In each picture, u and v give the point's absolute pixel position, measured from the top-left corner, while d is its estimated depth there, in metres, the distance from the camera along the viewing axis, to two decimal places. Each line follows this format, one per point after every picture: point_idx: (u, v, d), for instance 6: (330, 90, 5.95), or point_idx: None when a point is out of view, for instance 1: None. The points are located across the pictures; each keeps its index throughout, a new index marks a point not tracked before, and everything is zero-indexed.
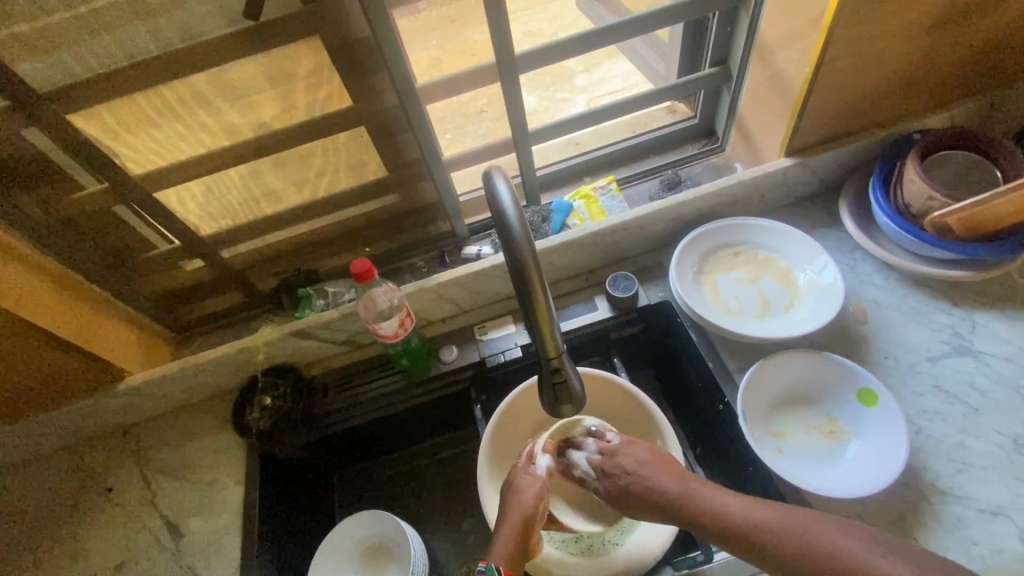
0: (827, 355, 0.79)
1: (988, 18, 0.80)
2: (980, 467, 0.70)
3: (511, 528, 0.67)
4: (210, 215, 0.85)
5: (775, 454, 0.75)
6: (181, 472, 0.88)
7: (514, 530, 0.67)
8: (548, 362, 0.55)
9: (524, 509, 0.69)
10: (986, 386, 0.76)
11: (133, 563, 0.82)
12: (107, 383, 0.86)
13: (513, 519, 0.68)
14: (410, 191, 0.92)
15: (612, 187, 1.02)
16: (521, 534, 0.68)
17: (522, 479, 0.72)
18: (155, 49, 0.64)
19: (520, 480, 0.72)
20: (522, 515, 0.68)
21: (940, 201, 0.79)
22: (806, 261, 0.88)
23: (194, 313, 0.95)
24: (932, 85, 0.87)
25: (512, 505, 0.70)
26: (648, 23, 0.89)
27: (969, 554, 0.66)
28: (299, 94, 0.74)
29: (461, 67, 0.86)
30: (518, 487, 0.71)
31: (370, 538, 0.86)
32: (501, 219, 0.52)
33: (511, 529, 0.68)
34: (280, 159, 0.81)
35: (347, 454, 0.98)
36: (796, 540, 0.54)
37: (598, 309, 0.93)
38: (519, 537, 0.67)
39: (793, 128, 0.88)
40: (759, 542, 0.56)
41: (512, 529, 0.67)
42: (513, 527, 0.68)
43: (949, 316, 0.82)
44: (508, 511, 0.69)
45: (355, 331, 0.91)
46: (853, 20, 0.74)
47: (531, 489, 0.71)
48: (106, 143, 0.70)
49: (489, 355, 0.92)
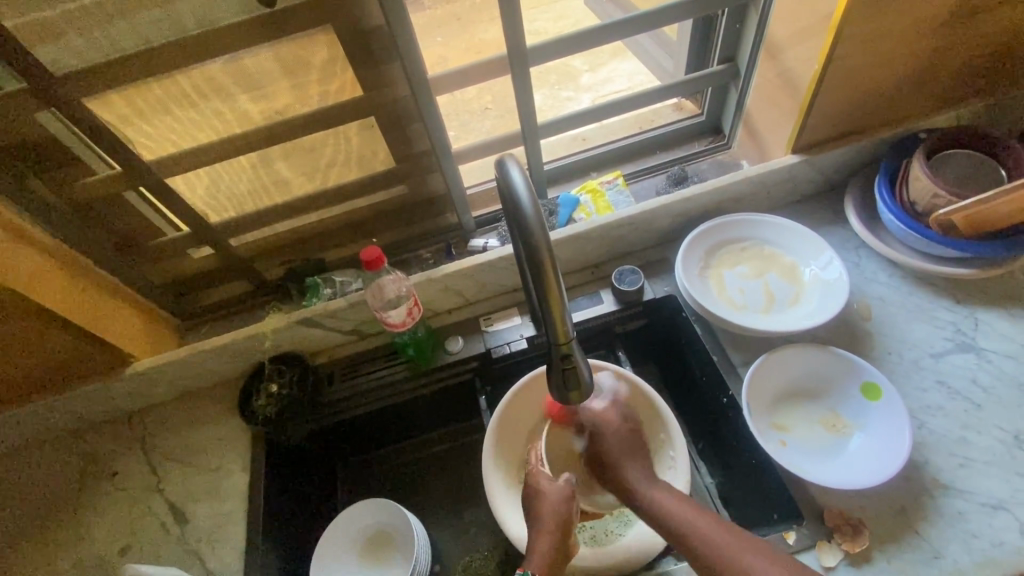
0: (831, 348, 0.80)
1: (994, 20, 0.80)
2: (982, 461, 0.71)
3: (546, 539, 0.65)
4: (220, 202, 0.85)
5: (779, 446, 0.76)
6: (187, 458, 0.89)
7: (551, 536, 0.66)
8: (557, 348, 0.55)
9: (558, 516, 0.67)
10: (989, 382, 0.77)
11: (138, 547, 0.83)
12: (113, 368, 0.86)
13: (548, 523, 0.66)
14: (418, 183, 0.92)
15: (619, 182, 1.03)
16: (558, 538, 0.66)
17: (543, 482, 0.70)
18: (171, 35, 0.65)
19: (544, 485, 0.70)
20: (557, 521, 0.67)
21: (945, 199, 0.80)
22: (811, 257, 0.89)
23: (202, 301, 0.96)
24: (938, 85, 0.88)
25: (543, 510, 0.68)
26: (658, 18, 0.89)
27: (970, 547, 0.66)
28: (312, 84, 0.75)
29: (468, 60, 0.86)
30: (544, 494, 0.69)
31: (374, 526, 0.87)
32: (516, 206, 0.52)
33: (546, 534, 0.66)
34: (291, 149, 0.82)
35: (351, 443, 0.99)
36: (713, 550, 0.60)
37: (604, 302, 0.93)
38: (559, 540, 0.66)
39: (800, 126, 0.89)
40: (684, 535, 0.62)
41: (548, 534, 0.66)
42: (550, 531, 0.66)
43: (952, 313, 0.83)
44: (540, 520, 0.67)
45: (361, 320, 0.92)
46: (862, 19, 0.75)
47: (554, 496, 0.69)
48: (119, 128, 0.71)
49: (495, 346, 0.92)
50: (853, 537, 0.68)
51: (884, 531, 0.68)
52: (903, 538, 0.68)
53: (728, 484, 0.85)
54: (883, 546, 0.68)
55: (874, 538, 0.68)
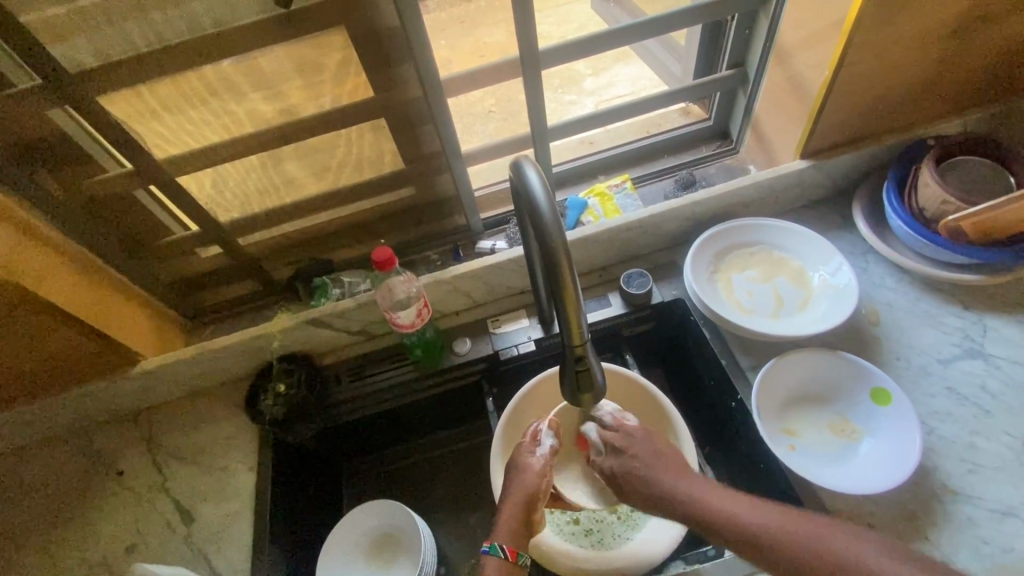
0: (840, 354, 0.80)
1: (1003, 28, 0.81)
2: (991, 467, 0.71)
3: (514, 507, 0.66)
4: (230, 202, 0.85)
5: (789, 450, 0.76)
6: (193, 458, 0.89)
7: (517, 507, 0.67)
8: (572, 351, 0.55)
9: (529, 488, 0.68)
10: (997, 389, 0.77)
11: (144, 547, 0.82)
12: (120, 366, 0.86)
13: (514, 497, 0.67)
14: (426, 184, 0.93)
15: (627, 186, 1.03)
16: (522, 512, 0.67)
17: (524, 457, 0.70)
18: (186, 33, 0.64)
19: (526, 458, 0.70)
20: (524, 493, 0.67)
21: (953, 205, 0.80)
22: (819, 262, 0.89)
23: (209, 300, 0.96)
24: (946, 92, 0.89)
25: (514, 484, 0.68)
26: (667, 23, 0.90)
27: (980, 552, 0.66)
28: (326, 85, 0.75)
29: (479, 62, 0.87)
30: (521, 466, 0.69)
31: (380, 527, 0.86)
32: (533, 207, 0.52)
33: (513, 506, 0.67)
34: (301, 148, 0.82)
35: (358, 444, 0.98)
36: (824, 558, 0.54)
37: (612, 305, 0.93)
38: (524, 513, 0.66)
39: (809, 131, 0.89)
40: (773, 551, 0.56)
41: (513, 506, 0.66)
42: (515, 503, 0.67)
43: (961, 319, 0.83)
44: (510, 489, 0.68)
45: (368, 321, 0.92)
46: (873, 25, 0.75)
47: (533, 469, 0.69)
48: (132, 127, 0.71)
49: (502, 348, 0.92)
50: None
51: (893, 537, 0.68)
52: (913, 544, 0.68)
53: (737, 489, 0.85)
54: None
55: None
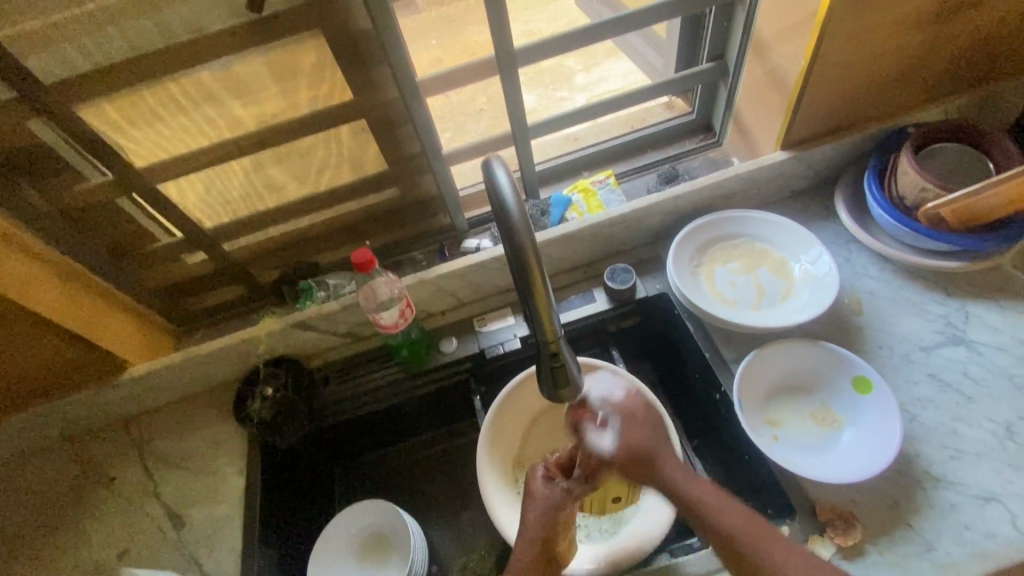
0: (821, 344, 0.80)
1: (979, 14, 0.81)
2: (973, 454, 0.71)
3: (533, 546, 0.61)
4: (213, 208, 0.86)
5: (772, 441, 0.76)
6: (184, 462, 0.89)
7: (533, 539, 0.61)
8: (547, 347, 0.55)
9: (541, 521, 0.62)
10: (979, 375, 0.77)
11: (135, 552, 0.83)
12: (109, 373, 0.87)
13: (534, 528, 0.62)
14: (409, 185, 0.93)
15: (611, 182, 1.03)
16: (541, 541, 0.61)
17: (535, 485, 0.64)
18: (160, 43, 0.65)
19: (534, 485, 0.64)
20: (542, 522, 0.62)
21: (933, 192, 0.80)
22: (800, 253, 0.89)
23: (196, 306, 0.96)
24: (925, 79, 0.88)
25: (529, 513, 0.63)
26: (645, 18, 0.90)
27: (962, 538, 0.66)
28: (302, 90, 0.76)
29: (460, 61, 0.87)
30: (531, 501, 0.63)
31: (371, 527, 0.87)
32: (501, 208, 0.52)
33: (530, 542, 0.61)
34: (280, 154, 0.82)
35: (348, 445, 0.99)
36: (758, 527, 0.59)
37: (596, 301, 0.94)
38: (541, 544, 0.61)
39: (789, 122, 0.89)
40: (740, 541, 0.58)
41: (533, 540, 0.61)
42: (534, 539, 0.61)
43: (943, 306, 0.83)
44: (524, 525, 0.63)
45: (354, 323, 0.92)
46: (849, 15, 0.75)
47: (541, 499, 0.63)
48: (110, 136, 0.71)
49: (488, 346, 0.93)
50: (845, 531, 0.68)
51: (875, 525, 0.69)
52: (895, 531, 0.68)
53: (722, 481, 0.85)
54: (875, 539, 0.68)
55: (866, 532, 0.68)
